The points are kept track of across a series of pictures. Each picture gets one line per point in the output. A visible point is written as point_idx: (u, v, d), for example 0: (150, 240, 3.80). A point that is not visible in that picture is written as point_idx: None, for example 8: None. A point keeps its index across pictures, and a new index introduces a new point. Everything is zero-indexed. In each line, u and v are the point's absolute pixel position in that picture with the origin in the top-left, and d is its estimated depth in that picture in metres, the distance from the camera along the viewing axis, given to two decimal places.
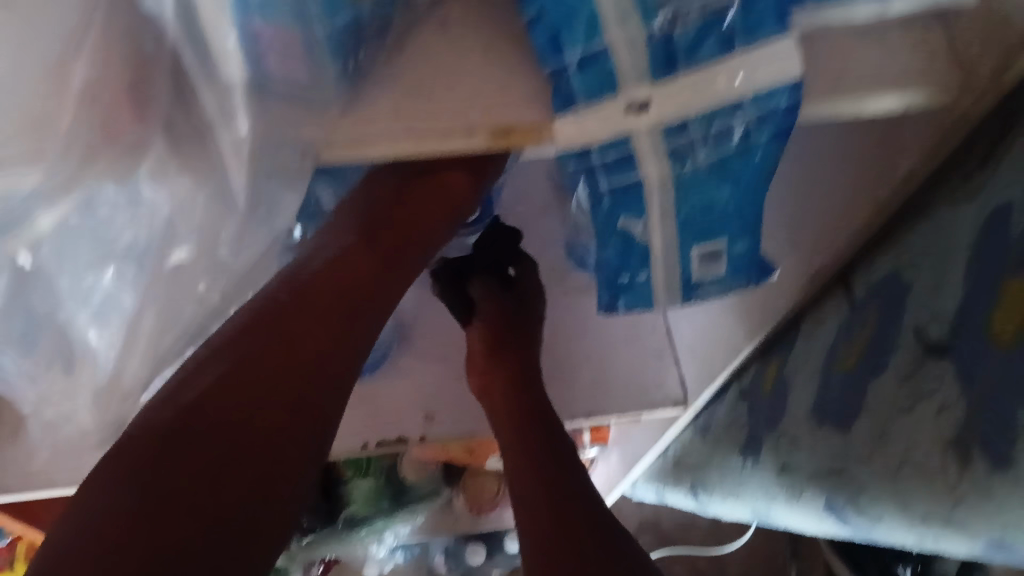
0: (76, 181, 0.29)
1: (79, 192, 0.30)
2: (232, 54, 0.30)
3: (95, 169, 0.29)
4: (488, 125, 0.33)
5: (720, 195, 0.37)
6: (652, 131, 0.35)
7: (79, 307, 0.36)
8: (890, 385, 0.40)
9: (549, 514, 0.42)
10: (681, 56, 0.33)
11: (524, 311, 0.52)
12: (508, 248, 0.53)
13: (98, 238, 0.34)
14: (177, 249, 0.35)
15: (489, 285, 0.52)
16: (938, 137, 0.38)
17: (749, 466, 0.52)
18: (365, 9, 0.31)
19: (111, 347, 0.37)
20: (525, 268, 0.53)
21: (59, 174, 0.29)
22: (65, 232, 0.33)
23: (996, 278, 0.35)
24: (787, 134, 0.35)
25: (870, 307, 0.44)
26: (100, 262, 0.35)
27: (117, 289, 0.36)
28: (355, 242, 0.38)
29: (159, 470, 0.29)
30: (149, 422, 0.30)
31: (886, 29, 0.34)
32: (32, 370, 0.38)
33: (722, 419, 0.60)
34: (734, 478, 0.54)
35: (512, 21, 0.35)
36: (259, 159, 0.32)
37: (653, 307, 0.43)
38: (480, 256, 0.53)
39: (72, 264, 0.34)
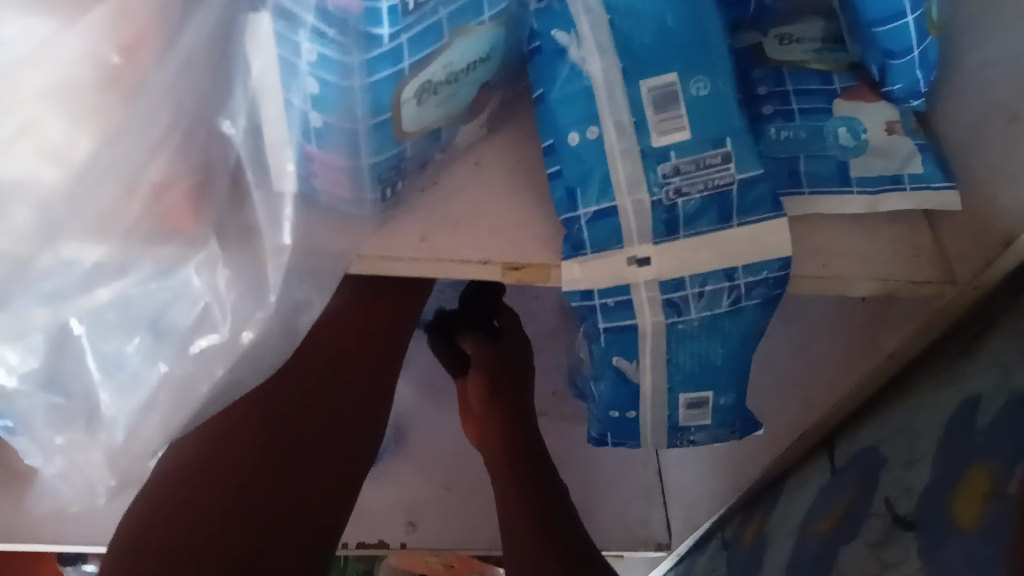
0: (133, 263, 0.33)
1: (132, 272, 0.33)
2: (289, 174, 0.33)
3: (152, 253, 0.33)
4: (502, 259, 0.37)
5: (710, 349, 0.40)
6: (649, 282, 0.38)
7: (106, 373, 0.37)
8: (858, 550, 0.42)
9: (527, 541, 0.49)
10: (681, 223, 0.37)
11: (512, 357, 0.60)
12: (494, 306, 0.62)
13: (138, 312, 0.35)
14: (205, 337, 0.36)
15: (477, 338, 0.60)
16: (921, 325, 0.43)
17: None
18: (407, 147, 0.35)
19: (119, 418, 0.38)
20: (508, 321, 0.62)
21: (119, 253, 0.32)
22: (112, 305, 0.35)
23: (963, 464, 0.37)
24: (776, 301, 0.39)
25: (848, 480, 0.48)
26: (135, 331, 0.36)
27: (146, 361, 0.37)
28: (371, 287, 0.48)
29: (222, 481, 0.40)
30: (203, 447, 0.41)
31: (875, 221, 0.41)
32: (51, 422, 0.37)
33: (702, 566, 0.64)
34: None
35: (536, 172, 0.40)
36: (295, 263, 0.36)
37: (640, 442, 0.46)
38: (469, 314, 0.62)
39: (109, 330, 0.35)
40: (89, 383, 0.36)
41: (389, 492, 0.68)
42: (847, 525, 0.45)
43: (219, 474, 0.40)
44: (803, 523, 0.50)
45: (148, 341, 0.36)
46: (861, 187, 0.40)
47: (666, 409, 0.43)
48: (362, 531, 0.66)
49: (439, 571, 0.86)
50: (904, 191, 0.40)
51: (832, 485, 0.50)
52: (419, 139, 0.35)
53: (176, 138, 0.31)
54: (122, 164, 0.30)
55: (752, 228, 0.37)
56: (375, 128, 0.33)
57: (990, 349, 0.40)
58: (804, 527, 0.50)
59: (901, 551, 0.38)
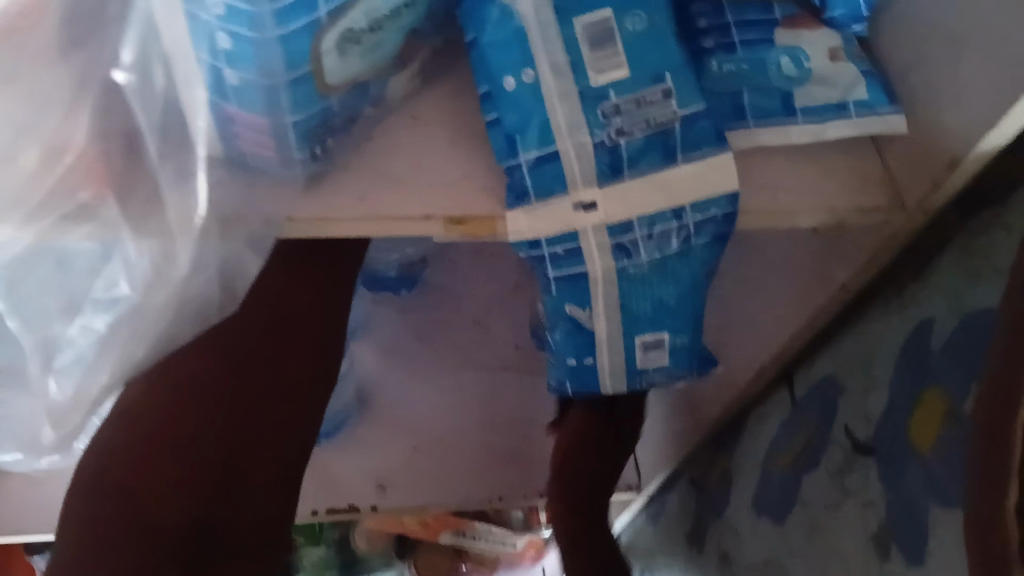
0: (48, 238, 0.33)
1: (45, 245, 0.33)
2: (203, 129, 0.32)
3: (60, 221, 0.32)
4: (445, 212, 0.36)
5: (663, 291, 0.40)
6: (597, 228, 0.37)
7: (40, 350, 0.38)
8: (823, 479, 0.42)
9: None
10: (626, 164, 0.36)
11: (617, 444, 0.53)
12: None
13: (65, 291, 0.36)
14: (123, 310, 0.35)
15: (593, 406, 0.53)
16: (872, 253, 0.43)
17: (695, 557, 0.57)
18: (334, 102, 0.33)
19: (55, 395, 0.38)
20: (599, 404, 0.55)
21: (29, 223, 0.32)
22: (38, 281, 0.35)
23: (918, 388, 0.37)
24: (726, 239, 0.38)
25: (808, 410, 0.48)
26: (63, 313, 0.36)
27: (73, 341, 0.37)
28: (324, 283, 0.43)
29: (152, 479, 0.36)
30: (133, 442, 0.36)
31: (823, 151, 0.40)
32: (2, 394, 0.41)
33: (675, 506, 0.66)
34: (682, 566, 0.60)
35: (476, 120, 0.38)
36: (221, 229, 0.34)
37: (600, 389, 0.45)
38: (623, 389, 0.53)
39: (40, 310, 0.37)
40: (30, 354, 0.38)
41: (357, 458, 0.68)
42: (809, 455, 0.45)
43: (175, 413, 0.37)
44: (767, 456, 0.51)
45: (73, 316, 0.37)
46: (806, 118, 0.39)
47: (622, 356, 0.43)
48: (332, 499, 0.66)
49: (416, 529, 0.87)
50: (849, 118, 0.39)
51: (793, 417, 0.50)
52: (345, 93, 0.33)
53: (80, 103, 0.31)
54: (29, 133, 0.30)
55: (697, 164, 0.36)
56: (294, 84, 0.30)
57: (940, 270, 0.40)
58: (768, 460, 0.50)
59: (863, 478, 0.39)
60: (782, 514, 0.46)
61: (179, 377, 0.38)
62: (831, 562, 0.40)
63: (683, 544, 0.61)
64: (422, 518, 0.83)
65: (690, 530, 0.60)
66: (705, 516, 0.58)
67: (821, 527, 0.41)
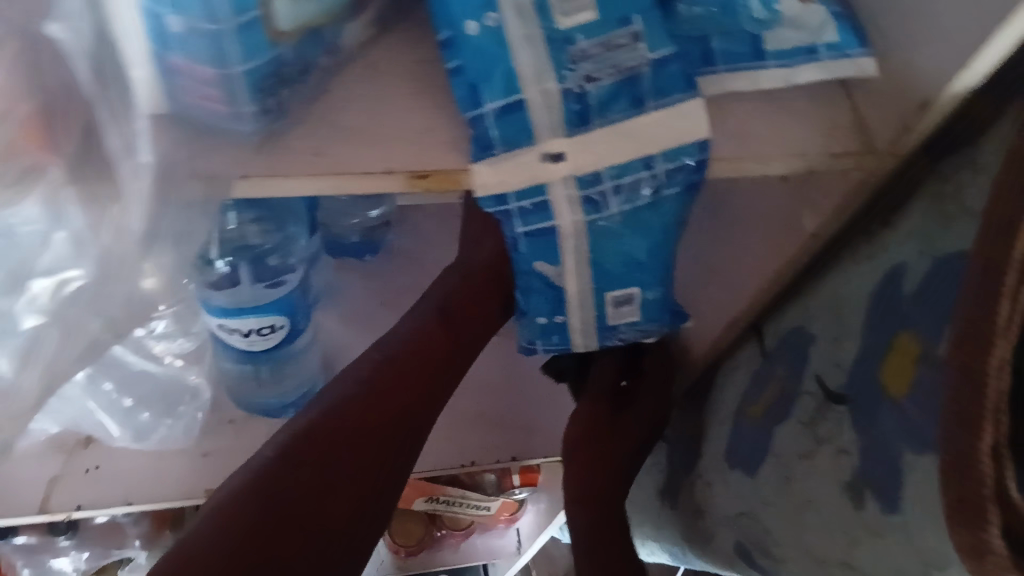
0: None
1: None
2: (143, 82, 0.30)
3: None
4: (408, 167, 0.34)
5: (633, 244, 0.39)
6: (565, 179, 0.36)
7: None
8: (795, 428, 0.42)
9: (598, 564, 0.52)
10: (594, 112, 0.35)
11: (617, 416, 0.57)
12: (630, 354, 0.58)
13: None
14: (73, 281, 0.35)
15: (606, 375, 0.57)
16: (842, 199, 0.42)
17: (668, 511, 0.58)
18: (285, 51, 0.31)
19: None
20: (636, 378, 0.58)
21: None
22: None
23: (892, 332, 0.37)
24: (696, 188, 0.38)
25: (777, 361, 0.48)
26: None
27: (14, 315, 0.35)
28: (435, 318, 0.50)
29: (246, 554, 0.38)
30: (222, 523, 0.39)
31: (794, 96, 0.39)
32: None
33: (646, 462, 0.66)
34: (654, 521, 0.61)
35: (434, 70, 0.37)
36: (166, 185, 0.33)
37: (571, 347, 0.45)
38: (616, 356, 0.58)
39: None
40: None
41: None
42: (779, 405, 0.45)
43: (308, 491, 0.41)
44: (738, 408, 0.51)
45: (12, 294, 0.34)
46: (775, 61, 0.38)
47: (593, 311, 0.42)
48: None
49: None
50: (820, 62, 0.38)
51: (762, 368, 0.50)
52: (298, 40, 0.31)
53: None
54: None
55: (668, 111, 0.35)
56: (241, 30, 0.28)
57: (913, 215, 0.40)
58: (738, 412, 0.50)
59: (835, 425, 0.39)
60: (754, 465, 0.46)
61: (311, 446, 0.42)
62: (805, 510, 0.40)
63: (656, 499, 0.61)
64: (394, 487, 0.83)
65: (662, 485, 0.60)
66: (676, 471, 0.58)
67: (794, 476, 0.41)
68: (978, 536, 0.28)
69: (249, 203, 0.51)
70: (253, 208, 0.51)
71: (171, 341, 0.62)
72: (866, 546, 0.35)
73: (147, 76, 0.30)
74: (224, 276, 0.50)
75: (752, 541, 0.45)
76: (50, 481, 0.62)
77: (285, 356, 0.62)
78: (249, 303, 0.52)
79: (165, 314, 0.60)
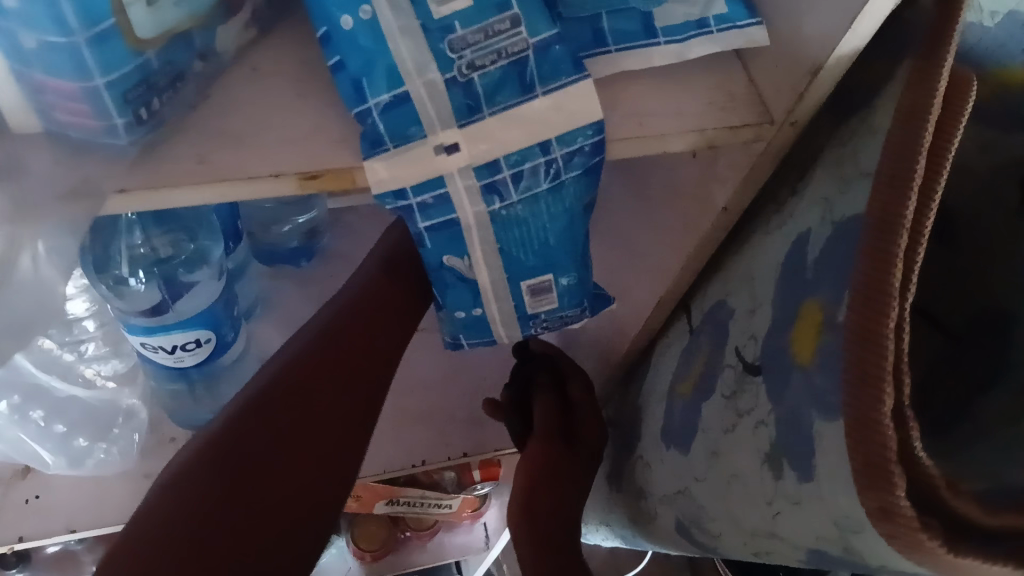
0: None
1: None
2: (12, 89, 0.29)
3: None
4: (296, 167, 0.34)
5: (539, 232, 0.39)
6: (463, 170, 0.35)
7: None
8: (719, 402, 0.42)
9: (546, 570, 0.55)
10: (483, 102, 0.34)
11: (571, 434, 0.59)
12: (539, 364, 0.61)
13: None
14: None
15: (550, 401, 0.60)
16: (747, 172, 0.42)
17: (616, 494, 0.58)
18: (151, 58, 0.30)
19: None
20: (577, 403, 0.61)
21: None
22: None
23: (800, 300, 0.36)
24: (597, 169, 0.37)
25: (702, 337, 0.48)
26: None
27: None
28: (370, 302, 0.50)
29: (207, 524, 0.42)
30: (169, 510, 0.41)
31: (689, 70, 0.39)
32: None
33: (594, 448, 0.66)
34: (605, 505, 0.61)
35: (319, 69, 0.36)
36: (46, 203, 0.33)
37: (495, 338, 0.44)
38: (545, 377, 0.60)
39: None
40: None
41: None
42: (705, 382, 0.45)
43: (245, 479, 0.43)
44: (671, 387, 0.50)
45: None
46: (668, 37, 0.38)
47: (507, 302, 0.41)
48: None
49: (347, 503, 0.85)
50: (712, 34, 0.38)
51: (691, 346, 0.50)
52: (163, 46, 0.30)
53: None
54: None
55: (557, 96, 0.35)
56: (96, 43, 0.27)
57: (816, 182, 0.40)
58: (671, 391, 0.50)
59: (753, 397, 0.38)
60: (686, 444, 0.46)
61: (239, 447, 0.44)
62: (733, 483, 0.39)
63: (604, 483, 0.61)
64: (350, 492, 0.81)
65: (609, 469, 0.60)
66: (621, 455, 0.58)
67: (721, 451, 0.41)
68: (885, 498, 0.28)
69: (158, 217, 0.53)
70: (163, 221, 0.53)
71: (104, 363, 0.64)
72: (789, 515, 0.35)
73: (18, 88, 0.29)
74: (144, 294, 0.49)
75: (690, 518, 0.45)
76: None
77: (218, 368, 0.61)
78: (174, 317, 0.50)
79: (97, 334, 0.62)
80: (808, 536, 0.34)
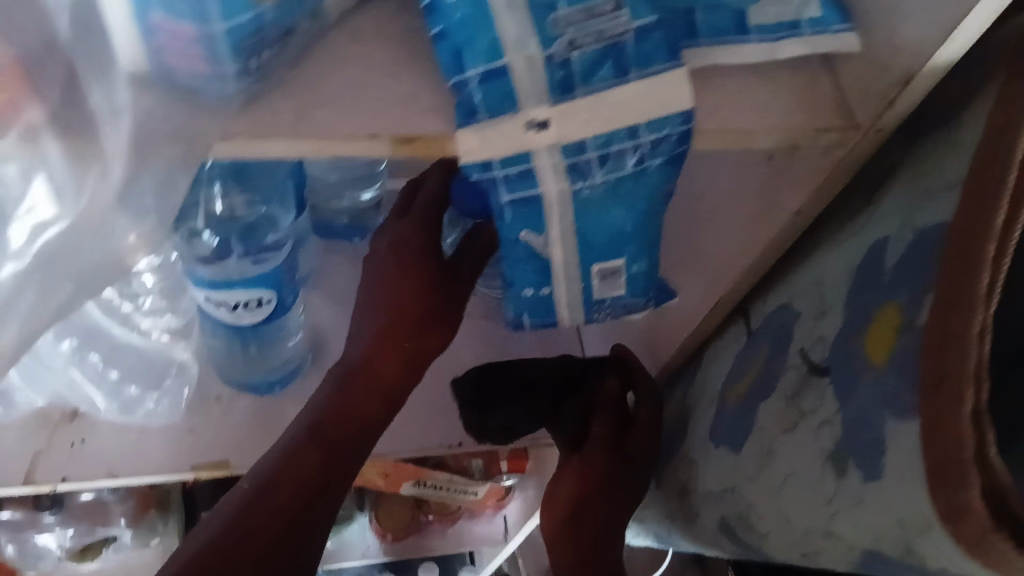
0: None
1: None
2: (125, 26, 0.30)
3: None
4: (390, 133, 0.34)
5: (617, 216, 0.39)
6: (550, 148, 0.36)
7: None
8: (779, 404, 0.42)
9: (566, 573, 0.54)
10: (578, 80, 0.34)
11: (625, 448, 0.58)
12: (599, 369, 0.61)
13: None
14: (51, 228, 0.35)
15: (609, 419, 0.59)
16: (825, 176, 0.42)
17: (653, 490, 0.58)
18: (267, 10, 0.30)
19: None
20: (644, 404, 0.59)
21: None
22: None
23: (876, 305, 0.37)
24: (681, 159, 0.37)
25: (762, 340, 0.48)
26: None
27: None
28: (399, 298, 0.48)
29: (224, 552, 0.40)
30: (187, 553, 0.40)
31: (776, 70, 0.39)
32: None
33: None
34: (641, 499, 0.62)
35: (418, 38, 0.36)
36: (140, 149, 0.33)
37: (557, 321, 0.45)
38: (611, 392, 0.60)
39: None
40: None
41: None
42: (762, 383, 0.45)
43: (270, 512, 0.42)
44: (723, 388, 0.51)
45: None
46: (759, 35, 0.38)
47: (577, 284, 0.42)
48: None
49: (374, 481, 0.86)
50: (802, 36, 0.38)
51: (748, 347, 0.50)
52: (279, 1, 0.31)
53: None
54: None
55: (652, 81, 0.35)
56: None
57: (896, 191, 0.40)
58: (723, 390, 0.50)
59: (818, 398, 0.39)
60: (737, 443, 0.46)
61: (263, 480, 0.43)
62: (787, 483, 0.40)
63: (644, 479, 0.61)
64: (379, 470, 0.82)
65: (648, 466, 0.61)
66: (661, 452, 0.58)
67: (777, 451, 0.41)
68: (958, 502, 0.28)
69: (236, 177, 0.53)
70: (240, 181, 0.53)
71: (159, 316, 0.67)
72: (848, 515, 0.35)
73: (131, 24, 0.30)
74: (213, 250, 0.53)
75: (735, 517, 0.45)
76: (35, 457, 0.63)
77: (274, 332, 0.63)
78: (237, 277, 0.52)
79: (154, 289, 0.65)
80: (865, 539, 0.34)
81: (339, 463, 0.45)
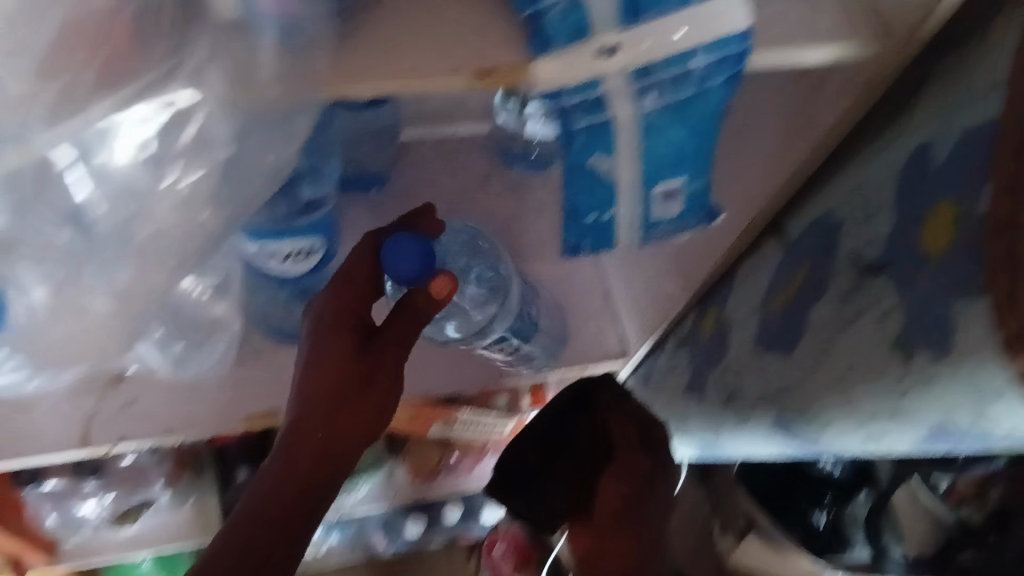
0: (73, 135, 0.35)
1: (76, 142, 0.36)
2: None
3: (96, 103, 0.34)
4: (474, 65, 0.35)
5: (678, 135, 0.41)
6: (619, 73, 0.37)
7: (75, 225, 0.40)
8: (833, 305, 0.45)
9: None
10: (645, 6, 0.36)
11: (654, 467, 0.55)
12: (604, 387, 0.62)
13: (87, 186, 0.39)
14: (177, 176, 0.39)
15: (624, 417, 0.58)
16: (866, 87, 0.44)
17: (695, 402, 0.62)
18: None
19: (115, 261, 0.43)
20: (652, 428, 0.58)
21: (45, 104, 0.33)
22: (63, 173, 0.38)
23: (929, 200, 0.39)
24: (739, 78, 0.39)
25: (804, 249, 0.51)
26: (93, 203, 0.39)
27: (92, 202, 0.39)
28: (339, 334, 0.48)
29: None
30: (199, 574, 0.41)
31: None
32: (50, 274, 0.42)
33: (664, 362, 0.71)
34: (682, 412, 0.65)
35: None
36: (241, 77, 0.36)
37: (614, 245, 0.47)
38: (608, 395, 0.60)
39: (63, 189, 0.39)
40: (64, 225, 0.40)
41: None
42: (811, 287, 0.48)
43: (269, 532, 0.43)
44: (765, 299, 0.54)
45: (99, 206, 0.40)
46: None
47: (641, 209, 0.44)
48: None
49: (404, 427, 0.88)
50: None
51: (788, 258, 0.53)
52: None
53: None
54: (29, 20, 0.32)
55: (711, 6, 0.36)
56: None
57: (935, 94, 0.43)
58: (766, 300, 0.54)
59: (877, 293, 0.42)
60: (788, 346, 0.50)
61: (260, 509, 0.44)
62: (849, 374, 0.43)
63: (684, 395, 0.65)
64: (409, 415, 0.85)
65: (687, 381, 0.65)
66: (701, 366, 0.62)
67: (833, 346, 0.45)
68: None
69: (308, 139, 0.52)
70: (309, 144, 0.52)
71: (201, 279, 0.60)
72: (916, 393, 0.38)
73: None
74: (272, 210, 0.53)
75: (792, 413, 0.49)
76: (88, 419, 0.65)
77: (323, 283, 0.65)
78: (287, 227, 0.55)
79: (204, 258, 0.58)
80: (935, 413, 0.38)
81: (329, 464, 0.46)
